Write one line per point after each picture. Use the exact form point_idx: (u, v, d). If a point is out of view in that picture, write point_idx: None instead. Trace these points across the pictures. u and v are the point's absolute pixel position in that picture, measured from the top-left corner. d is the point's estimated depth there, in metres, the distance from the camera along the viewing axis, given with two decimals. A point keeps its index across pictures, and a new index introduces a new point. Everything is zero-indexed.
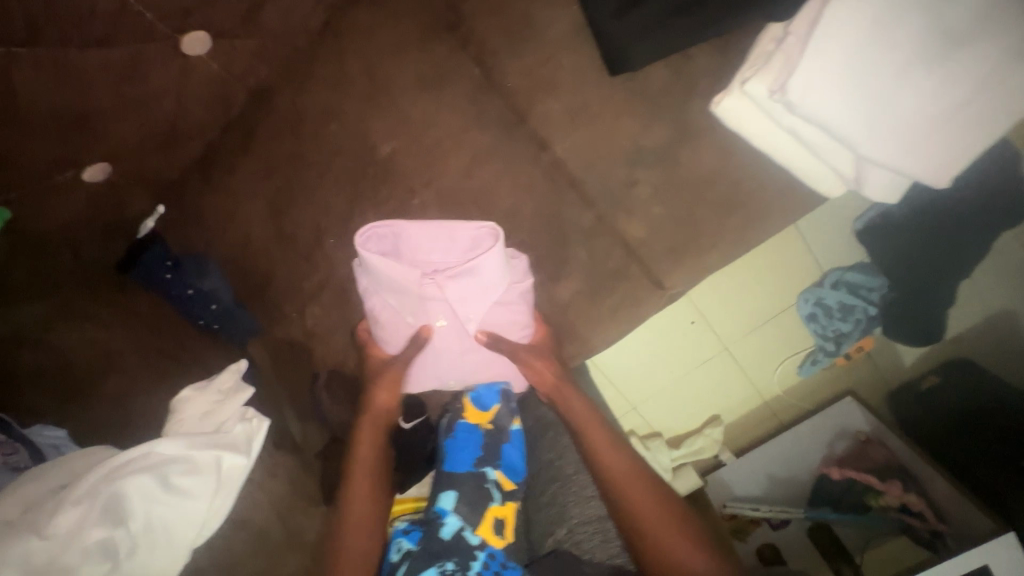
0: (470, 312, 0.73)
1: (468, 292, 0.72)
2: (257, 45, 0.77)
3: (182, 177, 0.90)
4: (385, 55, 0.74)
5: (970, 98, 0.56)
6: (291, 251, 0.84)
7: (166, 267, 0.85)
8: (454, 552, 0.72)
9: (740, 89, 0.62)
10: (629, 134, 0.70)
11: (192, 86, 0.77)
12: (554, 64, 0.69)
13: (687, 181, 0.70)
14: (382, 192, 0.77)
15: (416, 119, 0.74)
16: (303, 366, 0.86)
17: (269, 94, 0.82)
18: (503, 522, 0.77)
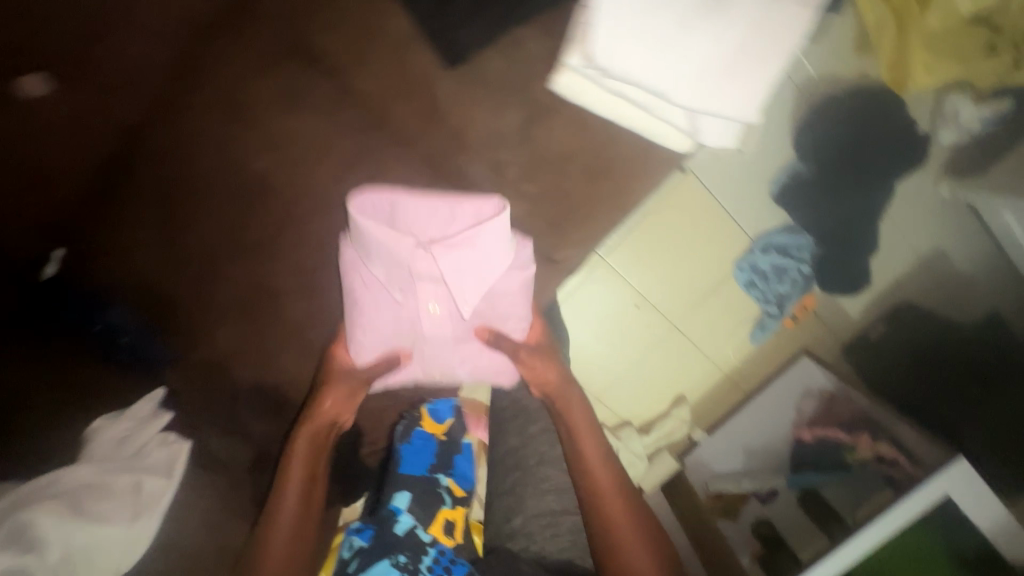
0: (462, 284, 0.90)
1: (458, 263, 0.89)
2: (109, 82, 0.83)
3: (75, 219, 0.90)
4: (245, 80, 0.87)
5: (737, 45, 0.84)
6: (214, 275, 0.91)
7: (70, 309, 0.89)
8: (403, 548, 0.99)
9: (567, 68, 0.87)
10: (481, 120, 0.91)
11: (42, 120, 0.80)
12: (402, 64, 0.88)
13: (546, 158, 0.93)
14: (261, 207, 0.90)
15: (283, 134, 0.88)
16: (221, 386, 0.93)
17: (144, 128, 0.89)
18: (450, 523, 1.09)
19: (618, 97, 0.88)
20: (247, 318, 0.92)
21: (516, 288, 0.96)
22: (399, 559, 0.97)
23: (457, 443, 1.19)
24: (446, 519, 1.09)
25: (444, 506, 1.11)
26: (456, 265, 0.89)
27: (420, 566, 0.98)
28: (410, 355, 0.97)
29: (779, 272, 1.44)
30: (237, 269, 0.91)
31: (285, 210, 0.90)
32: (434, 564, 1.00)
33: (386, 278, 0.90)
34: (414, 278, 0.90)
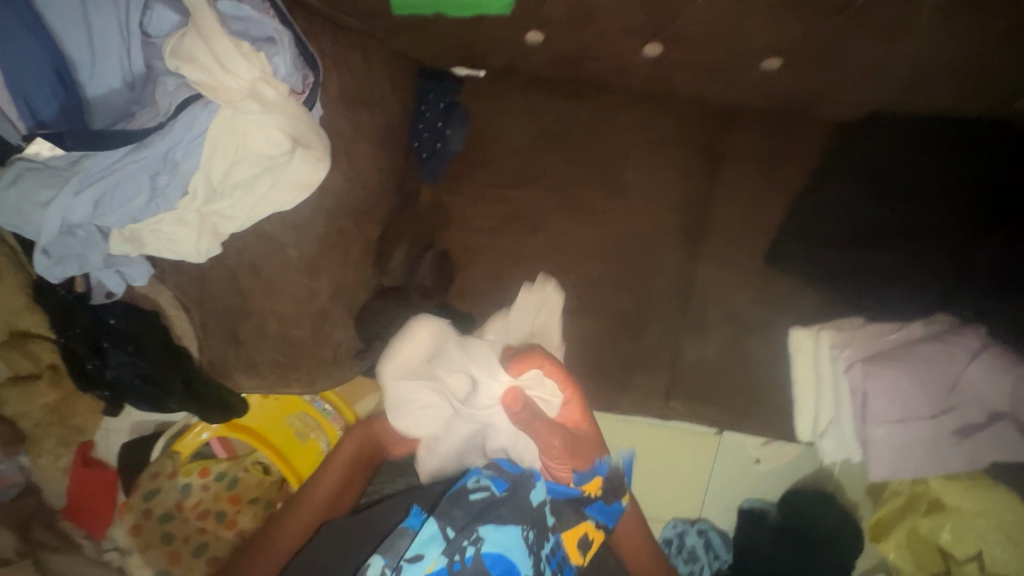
0: (955, 426, 0.75)
1: (990, 438, 0.75)
2: (700, 103, 0.86)
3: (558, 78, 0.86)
4: (743, 136, 0.87)
5: (940, 428, 0.75)
6: (534, 169, 0.88)
7: (438, 104, 0.85)
8: (536, 519, 0.68)
9: (817, 339, 0.83)
10: (779, 290, 0.87)
11: (633, 89, 0.86)
12: (764, 213, 0.87)
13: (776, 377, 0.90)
14: (569, 199, 0.87)
15: (637, 193, 0.88)
16: (425, 236, 0.87)
17: (612, 91, 0.87)
18: (589, 542, 0.71)
19: (810, 384, 0.85)
20: (479, 213, 0.88)
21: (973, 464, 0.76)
22: (530, 535, 0.67)
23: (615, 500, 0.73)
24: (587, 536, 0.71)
25: (589, 520, 0.72)
26: (973, 438, 0.75)
27: (541, 551, 0.67)
28: (880, 381, 0.76)
29: (689, 555, 1.15)
30: (570, 171, 0.87)
31: (642, 175, 0.87)
32: (550, 556, 0.68)
33: (940, 375, 0.75)
34: (938, 415, 0.75)
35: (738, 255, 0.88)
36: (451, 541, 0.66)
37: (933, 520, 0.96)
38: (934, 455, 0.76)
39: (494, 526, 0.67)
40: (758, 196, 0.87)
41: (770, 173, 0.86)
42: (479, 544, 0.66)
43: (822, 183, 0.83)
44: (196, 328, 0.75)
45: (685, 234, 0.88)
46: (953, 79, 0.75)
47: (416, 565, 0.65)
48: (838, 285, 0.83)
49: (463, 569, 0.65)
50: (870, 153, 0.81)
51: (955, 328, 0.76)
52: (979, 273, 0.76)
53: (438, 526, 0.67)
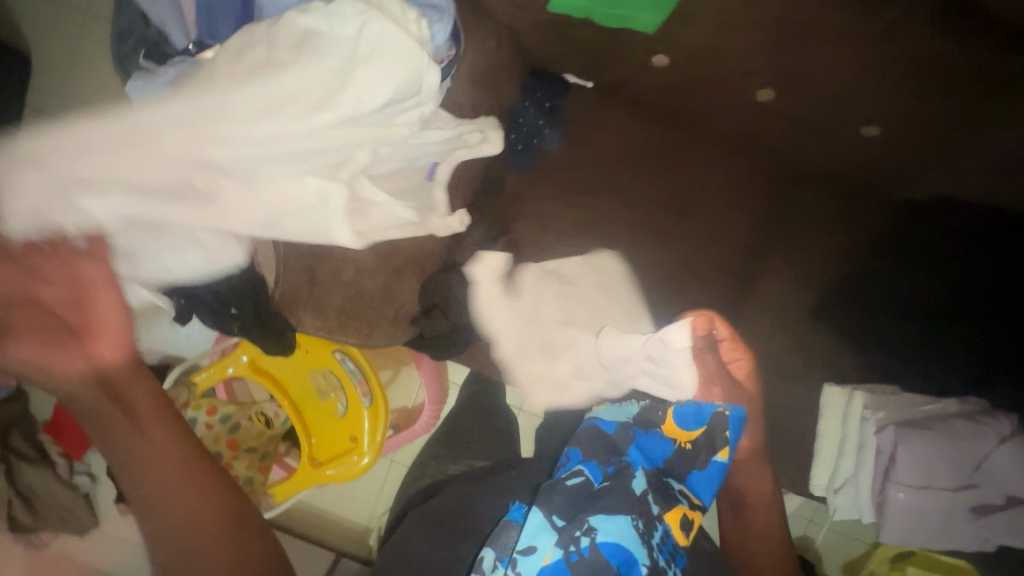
0: (972, 501, 0.79)
1: (1005, 520, 0.78)
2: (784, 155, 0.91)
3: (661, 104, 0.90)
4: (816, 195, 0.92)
5: (958, 500, 0.79)
6: (619, 185, 0.92)
7: (542, 105, 0.90)
8: (643, 508, 0.58)
9: (848, 394, 0.89)
10: (821, 344, 0.92)
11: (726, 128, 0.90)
12: (823, 269, 0.91)
13: (801, 428, 0.93)
14: (643, 219, 0.92)
15: (707, 226, 0.92)
16: (502, 223, 0.91)
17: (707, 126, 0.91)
18: (690, 523, 0.62)
19: (834, 440, 0.90)
20: (555, 213, 0.92)
21: (984, 542, 0.79)
22: (642, 525, 0.57)
23: (713, 462, 0.66)
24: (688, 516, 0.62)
25: (683, 502, 0.63)
26: (987, 517, 0.78)
27: (652, 540, 0.57)
28: (909, 445, 0.80)
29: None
30: (649, 193, 0.92)
31: (717, 210, 0.92)
32: (662, 543, 0.58)
33: (966, 452, 0.78)
34: (958, 488, 0.79)
35: (789, 304, 0.92)
36: (562, 530, 0.56)
37: None
38: (948, 525, 0.80)
39: (605, 516, 0.57)
40: (818, 253, 0.92)
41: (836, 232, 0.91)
42: (593, 535, 0.55)
43: (882, 251, 0.88)
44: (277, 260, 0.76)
45: (744, 273, 0.93)
46: None
47: (529, 559, 0.54)
48: (883, 348, 0.87)
49: (581, 563, 0.54)
50: (936, 229, 0.85)
51: (987, 412, 0.80)
52: (1009, 364, 0.79)
53: (545, 513, 0.57)
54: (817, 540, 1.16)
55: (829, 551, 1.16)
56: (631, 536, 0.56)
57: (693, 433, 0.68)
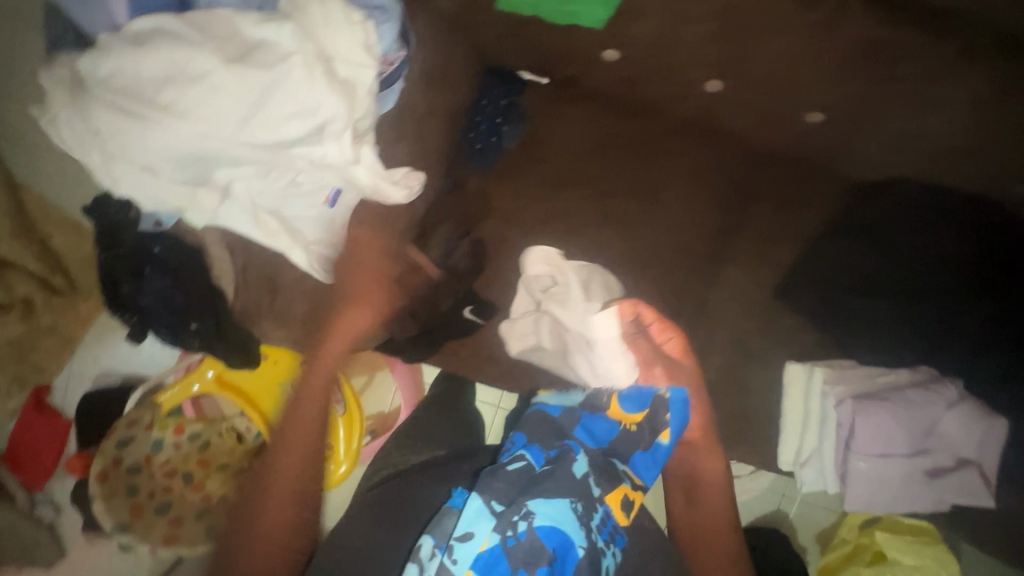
0: (924, 465, 0.83)
1: (954, 482, 0.82)
2: (738, 144, 0.93)
3: (617, 97, 0.91)
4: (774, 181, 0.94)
5: (911, 465, 0.83)
6: (579, 178, 0.93)
7: (499, 102, 0.90)
8: (582, 491, 0.61)
9: (808, 368, 0.92)
10: (781, 324, 0.95)
11: (681, 118, 0.92)
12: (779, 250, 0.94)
13: (768, 407, 0.95)
14: (605, 211, 0.93)
15: (668, 216, 0.94)
16: (467, 222, 0.91)
17: (663, 118, 0.92)
18: (631, 503, 0.66)
19: (800, 416, 0.93)
20: (518, 211, 0.92)
21: (939, 503, 0.83)
22: (579, 508, 0.59)
23: (656, 442, 0.75)
24: (628, 496, 0.66)
25: (626, 482, 0.67)
26: (938, 479, 0.82)
27: (591, 522, 0.59)
28: (864, 416, 0.83)
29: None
30: (610, 185, 0.93)
31: (679, 199, 0.94)
32: (602, 525, 0.60)
33: (917, 419, 0.82)
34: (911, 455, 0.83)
35: (750, 287, 0.95)
36: (501, 515, 0.56)
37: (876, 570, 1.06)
38: (904, 490, 0.84)
39: (543, 499, 0.58)
40: (778, 236, 0.94)
41: (792, 216, 0.94)
42: (532, 519, 0.56)
43: (834, 230, 0.91)
44: (236, 271, 0.76)
45: (707, 260, 0.95)
46: (975, 162, 0.80)
47: (467, 544, 0.54)
48: (840, 327, 0.90)
49: (517, 546, 0.55)
50: (883, 211, 0.88)
51: (936, 380, 0.84)
52: (962, 331, 0.83)
53: (483, 499, 0.58)
54: (790, 512, 1.20)
55: (802, 522, 1.20)
56: (564, 514, 0.57)
57: (636, 416, 0.76)
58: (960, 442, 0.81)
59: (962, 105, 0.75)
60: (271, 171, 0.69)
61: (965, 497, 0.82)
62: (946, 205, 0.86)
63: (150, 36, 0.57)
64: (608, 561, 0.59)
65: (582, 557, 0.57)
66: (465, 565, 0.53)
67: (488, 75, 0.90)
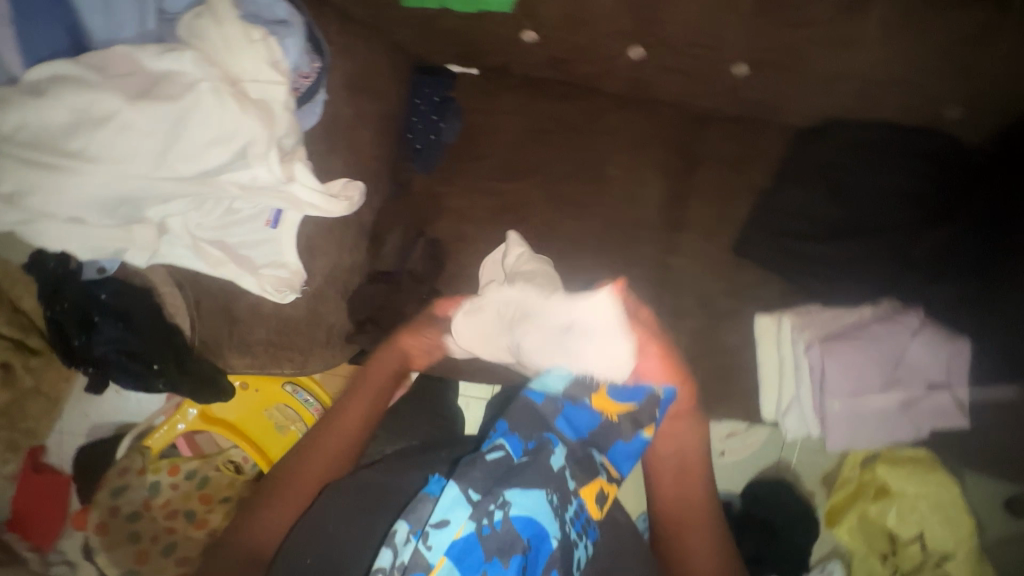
0: (898, 395, 0.84)
1: (927, 407, 0.84)
2: (675, 106, 0.94)
3: (547, 77, 0.92)
4: (717, 138, 0.94)
5: (885, 397, 0.84)
6: (525, 163, 0.93)
7: (432, 99, 0.90)
8: (560, 484, 0.60)
9: (777, 316, 0.92)
10: (747, 278, 0.95)
11: (613, 89, 0.92)
12: (733, 204, 0.95)
13: (747, 360, 0.96)
14: (555, 191, 0.93)
15: (618, 187, 0.94)
16: (420, 222, 0.91)
17: (596, 90, 0.93)
18: (605, 497, 0.63)
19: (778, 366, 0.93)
20: (470, 204, 0.92)
21: (916, 429, 0.85)
22: (555, 500, 0.58)
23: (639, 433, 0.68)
24: (604, 490, 0.63)
25: (603, 476, 0.64)
26: (912, 407, 0.84)
27: (567, 514, 0.59)
28: (833, 354, 0.85)
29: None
30: (557, 165, 0.93)
31: (626, 169, 0.94)
32: (575, 518, 0.60)
33: (885, 351, 0.84)
34: (883, 387, 0.84)
35: (711, 246, 0.95)
36: (477, 504, 0.56)
37: (881, 504, 1.09)
38: (881, 422, 0.85)
39: (519, 489, 0.58)
40: (732, 190, 0.95)
41: (740, 169, 0.94)
42: (507, 508, 0.56)
43: (784, 178, 0.91)
44: (189, 306, 0.76)
45: (665, 225, 0.95)
46: (902, 89, 0.83)
47: (442, 532, 0.54)
48: (803, 274, 0.90)
49: (491, 535, 0.55)
50: (827, 152, 0.89)
51: (900, 311, 0.85)
52: (922, 260, 0.83)
53: (461, 487, 0.57)
54: (793, 460, 1.20)
55: (805, 468, 1.20)
56: (539, 504, 0.57)
57: (621, 408, 0.69)
58: (930, 368, 0.83)
59: (874, 34, 0.76)
60: (204, 202, 0.69)
61: (938, 419, 0.84)
62: (886, 136, 0.87)
63: (49, 84, 0.56)
64: (581, 553, 0.59)
65: (556, 548, 0.57)
66: (439, 552, 0.54)
67: (417, 74, 0.90)
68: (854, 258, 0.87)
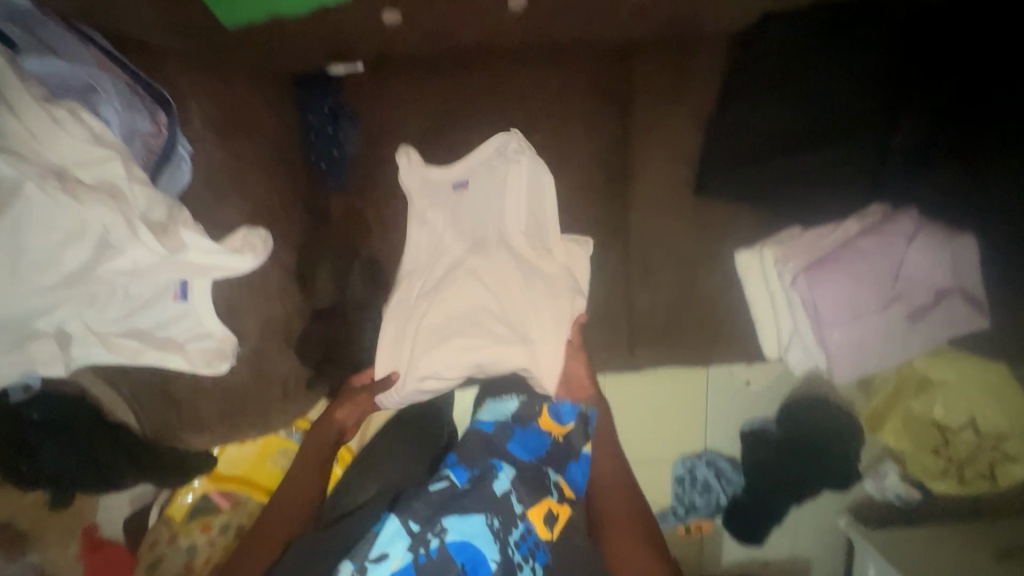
0: (903, 309, 0.75)
1: (938, 316, 0.74)
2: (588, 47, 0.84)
3: (434, 55, 0.83)
4: (644, 66, 0.83)
5: (888, 316, 0.75)
6: (442, 151, 0.83)
7: (323, 109, 0.82)
8: (502, 508, 0.60)
9: (758, 250, 0.81)
10: (713, 214, 0.86)
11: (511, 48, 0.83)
12: (679, 135, 0.84)
13: (734, 301, 0.87)
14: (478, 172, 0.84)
15: (549, 150, 0.85)
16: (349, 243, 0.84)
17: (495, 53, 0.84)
18: (555, 517, 0.65)
19: (768, 301, 0.83)
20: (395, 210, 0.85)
21: (927, 341, 0.76)
22: (496, 522, 0.59)
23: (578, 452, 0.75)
24: (550, 511, 0.65)
25: (550, 496, 0.66)
26: (920, 318, 0.75)
27: (509, 537, 0.59)
28: (823, 283, 0.74)
29: (704, 486, 1.07)
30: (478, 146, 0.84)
31: (553, 129, 0.84)
32: (521, 541, 0.59)
33: (880, 267, 0.74)
34: (884, 305, 0.75)
35: (666, 188, 0.86)
36: (415, 535, 0.56)
37: (925, 398, 0.95)
38: (889, 341, 0.76)
39: (459, 515, 0.58)
40: (678, 122, 0.84)
41: (679, 96, 0.83)
42: (443, 535, 0.56)
43: (733, 96, 0.79)
44: (127, 399, 0.74)
45: (611, 179, 0.86)
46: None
47: (381, 566, 0.54)
48: (769, 196, 0.80)
49: (428, 563, 0.55)
50: (761, 59, 0.77)
51: (890, 219, 0.75)
52: (896, 150, 0.74)
53: (400, 520, 0.57)
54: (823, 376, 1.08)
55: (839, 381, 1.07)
56: (480, 532, 0.57)
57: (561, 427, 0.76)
58: (934, 273, 0.73)
59: None
60: (97, 297, 0.62)
61: (952, 325, 0.74)
62: (824, 22, 0.75)
63: None
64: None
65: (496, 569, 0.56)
66: None
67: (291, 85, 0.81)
68: (820, 168, 0.76)
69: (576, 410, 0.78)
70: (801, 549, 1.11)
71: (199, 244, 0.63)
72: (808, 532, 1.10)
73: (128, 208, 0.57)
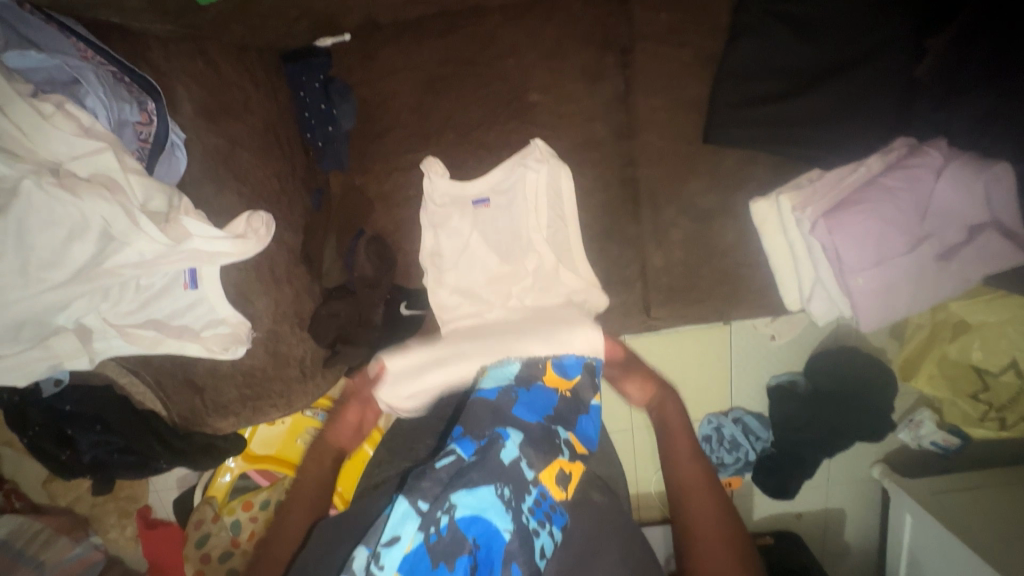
0: (933, 250, 0.70)
1: (973, 253, 0.69)
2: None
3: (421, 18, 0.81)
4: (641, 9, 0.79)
5: (916, 258, 0.71)
6: (437, 121, 0.82)
7: (314, 83, 0.81)
8: (512, 477, 0.58)
9: (774, 199, 0.77)
10: (724, 162, 0.82)
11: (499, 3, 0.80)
12: (684, 81, 0.80)
13: (753, 253, 0.84)
14: (476, 135, 0.82)
15: (548, 108, 0.81)
16: (353, 220, 0.84)
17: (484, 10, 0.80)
18: (569, 477, 0.62)
19: (789, 250, 0.79)
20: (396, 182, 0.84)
21: (960, 281, 0.71)
22: (507, 492, 0.57)
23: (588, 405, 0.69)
24: (564, 471, 0.61)
25: (562, 455, 0.62)
26: (954, 257, 0.70)
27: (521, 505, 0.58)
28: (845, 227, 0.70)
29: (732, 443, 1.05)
30: (474, 112, 0.82)
31: (550, 83, 0.81)
32: (535, 507, 0.59)
33: (908, 204, 0.69)
34: (913, 247, 0.70)
35: (674, 138, 0.81)
36: (426, 513, 0.56)
37: (962, 342, 0.90)
38: (919, 285, 0.72)
39: (468, 489, 0.57)
40: (681, 67, 0.80)
41: (681, 38, 0.79)
42: (452, 512, 0.56)
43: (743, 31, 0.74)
44: (152, 388, 0.75)
45: (614, 134, 0.82)
46: None
47: (393, 549, 0.54)
48: (786, 136, 0.75)
49: (439, 541, 0.55)
50: None
51: (916, 153, 0.70)
52: (927, 82, 0.67)
53: (410, 500, 0.57)
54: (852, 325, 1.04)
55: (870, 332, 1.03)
56: (493, 506, 0.56)
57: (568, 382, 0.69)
58: (968, 206, 0.68)
59: None
60: (109, 290, 0.64)
61: (991, 261, 0.69)
62: None
63: None
64: (544, 540, 0.58)
65: (511, 539, 0.56)
66: (391, 569, 0.54)
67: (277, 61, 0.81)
68: (836, 99, 0.72)
69: (584, 362, 0.71)
70: (834, 498, 1.09)
71: (203, 232, 0.62)
72: (843, 482, 1.08)
73: (124, 198, 0.57)
